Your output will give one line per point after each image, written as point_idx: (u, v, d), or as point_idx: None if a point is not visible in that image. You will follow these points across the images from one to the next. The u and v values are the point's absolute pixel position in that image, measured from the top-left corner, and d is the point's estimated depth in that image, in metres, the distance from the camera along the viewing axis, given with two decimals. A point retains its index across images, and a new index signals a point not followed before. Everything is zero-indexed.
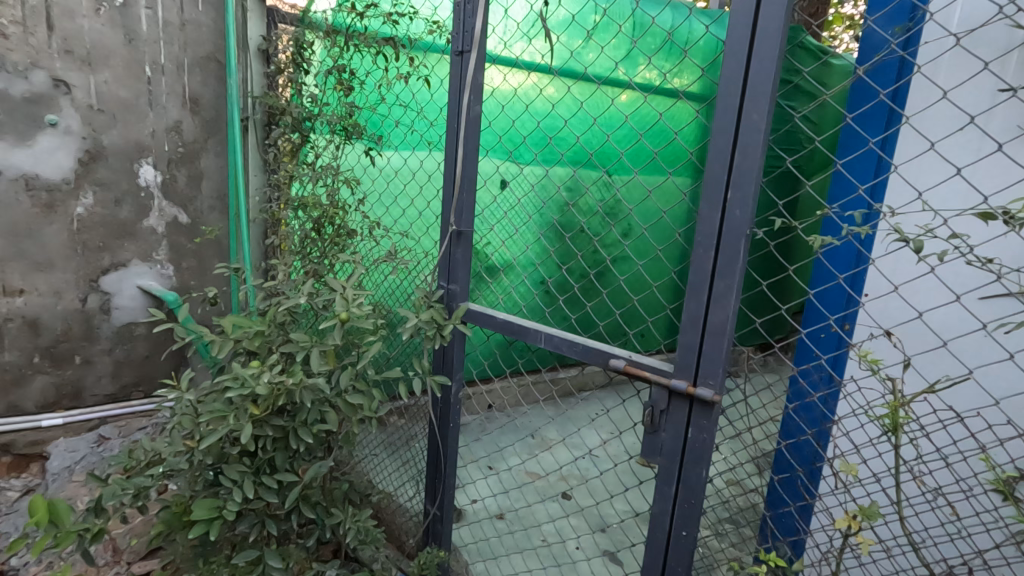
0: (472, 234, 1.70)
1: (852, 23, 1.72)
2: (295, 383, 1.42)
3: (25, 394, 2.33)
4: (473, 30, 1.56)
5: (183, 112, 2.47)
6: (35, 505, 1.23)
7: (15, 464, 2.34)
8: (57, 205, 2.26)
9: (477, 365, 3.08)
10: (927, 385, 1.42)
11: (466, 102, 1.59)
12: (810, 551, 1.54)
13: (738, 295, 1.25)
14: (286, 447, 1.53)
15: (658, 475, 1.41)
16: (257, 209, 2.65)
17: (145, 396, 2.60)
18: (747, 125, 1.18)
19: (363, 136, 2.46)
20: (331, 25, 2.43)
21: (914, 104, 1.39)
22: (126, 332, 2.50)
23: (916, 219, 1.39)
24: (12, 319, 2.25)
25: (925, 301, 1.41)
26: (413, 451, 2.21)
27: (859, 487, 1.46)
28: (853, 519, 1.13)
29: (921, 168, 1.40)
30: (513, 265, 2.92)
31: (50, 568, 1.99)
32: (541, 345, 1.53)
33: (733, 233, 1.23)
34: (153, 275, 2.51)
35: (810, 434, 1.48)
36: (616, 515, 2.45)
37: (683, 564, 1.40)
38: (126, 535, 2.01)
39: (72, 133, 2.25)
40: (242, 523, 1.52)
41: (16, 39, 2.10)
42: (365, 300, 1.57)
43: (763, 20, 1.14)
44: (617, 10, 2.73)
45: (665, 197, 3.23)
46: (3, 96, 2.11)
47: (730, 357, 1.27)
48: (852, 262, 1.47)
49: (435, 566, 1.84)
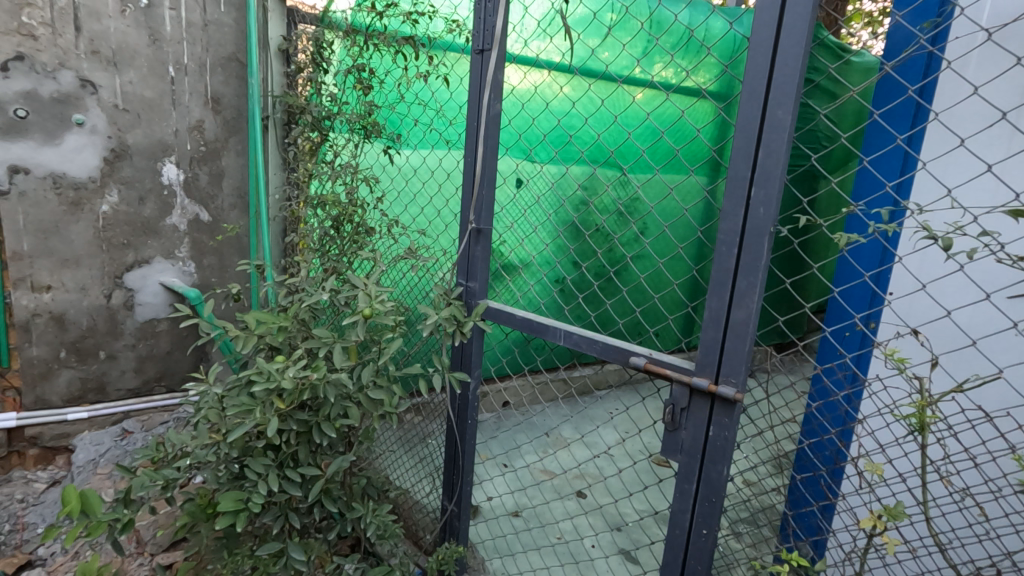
0: (491, 231, 1.71)
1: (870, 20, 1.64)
2: (320, 378, 1.44)
3: (50, 388, 2.37)
4: (494, 29, 1.57)
5: (205, 111, 2.51)
6: (68, 495, 1.26)
7: (42, 456, 2.40)
8: (83, 203, 2.31)
9: (495, 362, 3.10)
10: (955, 385, 1.41)
11: (486, 100, 1.60)
12: (833, 551, 1.54)
13: (761, 293, 1.24)
14: (309, 442, 1.55)
15: (678, 473, 1.40)
16: (277, 207, 2.69)
17: (167, 391, 2.64)
18: (772, 123, 1.18)
19: (382, 135, 2.47)
20: (351, 25, 2.45)
21: (943, 100, 1.38)
22: (148, 328, 2.54)
23: (944, 216, 1.38)
24: (39, 315, 2.29)
25: (952, 300, 1.40)
26: (430, 448, 2.24)
27: (884, 487, 1.45)
28: (879, 519, 1.11)
29: (949, 165, 1.39)
30: (530, 262, 2.93)
31: (77, 558, 2.04)
32: (560, 342, 1.52)
33: (757, 231, 1.22)
34: (175, 272, 2.56)
35: (834, 433, 1.47)
36: (634, 513, 2.44)
37: (704, 563, 1.40)
38: (151, 527, 2.05)
39: (98, 132, 2.29)
40: (266, 515, 1.54)
41: (45, 40, 2.15)
42: (387, 296, 1.57)
43: (789, 18, 1.14)
44: (636, 8, 2.74)
45: (685, 195, 3.22)
46: (32, 97, 2.15)
47: (753, 355, 1.27)
48: (878, 260, 1.48)
49: (453, 561, 1.83)
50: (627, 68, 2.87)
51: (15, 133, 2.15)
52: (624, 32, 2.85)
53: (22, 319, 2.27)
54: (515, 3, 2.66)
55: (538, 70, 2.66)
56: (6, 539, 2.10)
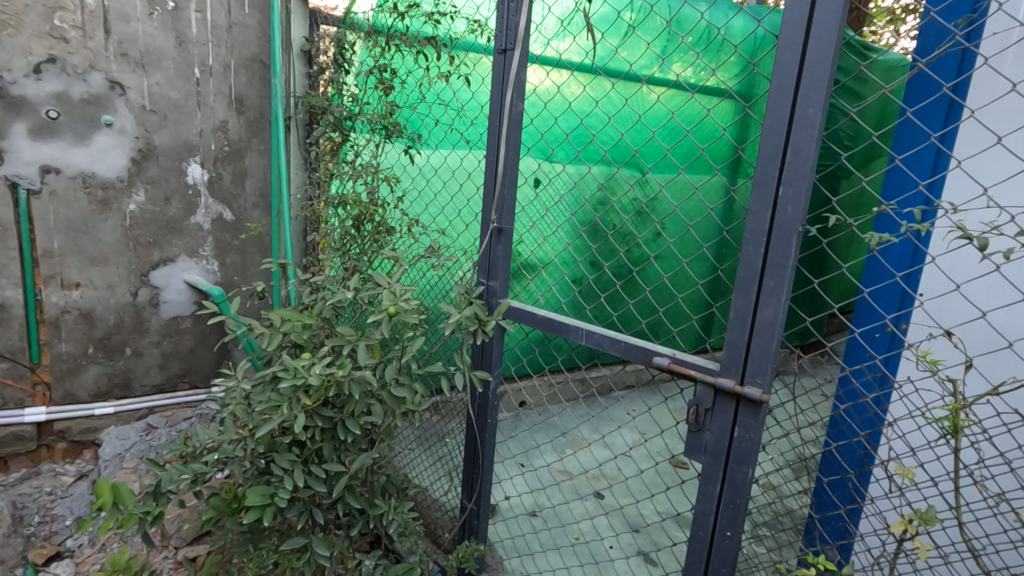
0: (512, 231, 1.70)
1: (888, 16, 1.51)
2: (345, 374, 1.45)
3: (78, 383, 2.41)
4: (517, 28, 1.56)
5: (229, 112, 2.55)
6: (100, 488, 1.30)
7: (70, 450, 2.45)
8: (111, 202, 2.35)
9: (515, 361, 3.12)
10: (989, 388, 1.40)
11: (508, 100, 1.60)
12: (860, 555, 1.52)
13: (789, 293, 1.22)
14: (334, 438, 1.56)
15: (701, 474, 1.39)
16: (298, 207, 2.73)
17: (190, 388, 2.69)
18: (801, 121, 1.16)
19: (403, 135, 2.49)
20: (373, 26, 2.48)
21: (977, 98, 1.37)
22: (172, 325, 2.58)
23: (980, 215, 1.36)
24: (69, 311, 2.34)
25: (987, 301, 1.39)
26: (448, 446, 2.26)
27: (915, 491, 1.43)
28: (910, 523, 1.07)
29: (984, 163, 1.37)
30: (550, 262, 2.96)
31: (104, 551, 2.09)
32: (582, 342, 1.52)
33: (785, 230, 1.20)
34: (199, 271, 2.60)
35: (862, 435, 1.46)
36: (655, 515, 2.44)
37: (727, 564, 1.38)
38: (175, 521, 2.08)
39: (126, 133, 2.33)
40: (291, 510, 1.56)
41: (76, 43, 2.19)
42: (411, 295, 1.58)
43: (819, 15, 1.12)
44: (658, 7, 2.74)
45: (711, 195, 3.22)
46: (64, 98, 2.20)
47: (780, 356, 1.25)
48: (908, 260, 1.45)
49: (474, 559, 1.83)
50: (648, 67, 2.87)
51: (47, 133, 2.19)
52: (646, 31, 2.86)
53: (52, 316, 2.31)
54: (537, 4, 2.67)
55: (560, 70, 2.67)
56: (36, 531, 2.15)
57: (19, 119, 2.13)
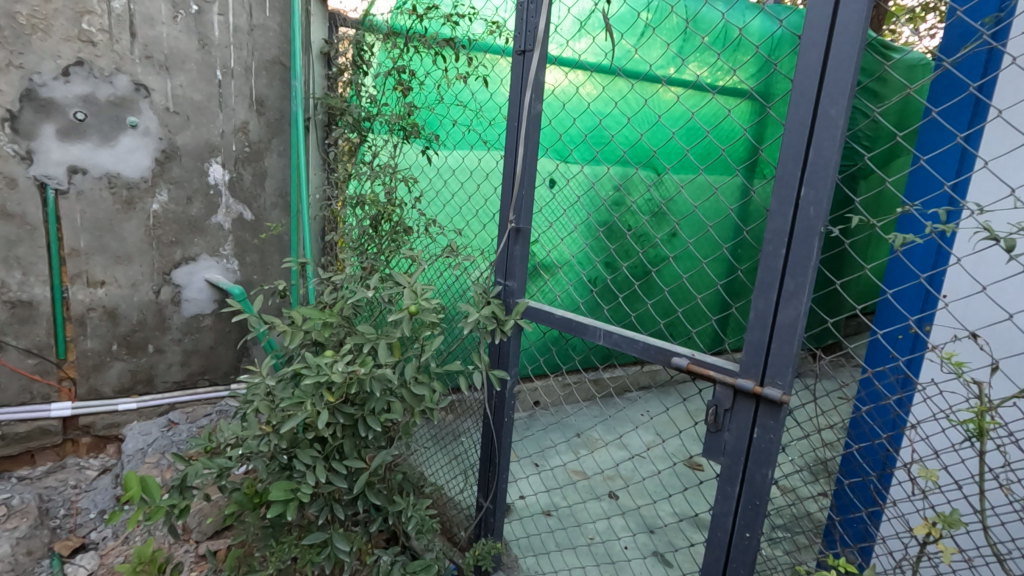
0: (530, 231, 1.71)
1: (912, 16, 1.50)
2: (366, 373, 1.46)
3: (103, 379, 2.47)
4: (536, 29, 1.57)
5: (250, 113, 2.59)
6: (129, 481, 1.33)
7: (94, 445, 2.50)
8: (136, 202, 2.40)
9: (532, 360, 3.14)
10: (1015, 390, 1.39)
11: (527, 100, 1.60)
12: (881, 558, 1.52)
13: (810, 293, 1.22)
14: (355, 436, 1.58)
15: (720, 475, 1.39)
16: (317, 207, 2.76)
17: (210, 384, 2.73)
18: (824, 121, 1.16)
19: (420, 135, 2.52)
20: (392, 28, 2.52)
21: (1004, 99, 1.36)
22: (193, 323, 2.63)
23: (1007, 216, 1.36)
24: (94, 309, 2.39)
25: (1011, 302, 1.38)
26: (463, 445, 2.28)
27: (938, 493, 1.43)
28: (934, 527, 1.04)
29: (1011, 164, 1.36)
30: (568, 261, 2.97)
31: (128, 543, 2.13)
32: (599, 342, 1.52)
33: (806, 231, 1.20)
34: (220, 269, 2.64)
35: (884, 437, 1.46)
36: (672, 515, 2.45)
37: (746, 565, 1.38)
38: (197, 516, 2.12)
39: (150, 134, 2.38)
40: (312, 505, 1.59)
41: (103, 45, 2.24)
42: (431, 295, 1.58)
43: (843, 14, 1.12)
44: (676, 6, 2.76)
45: (730, 195, 3.21)
46: (91, 100, 2.25)
47: (801, 356, 1.25)
48: (931, 261, 1.46)
49: (491, 557, 1.84)
50: (666, 67, 2.89)
51: (75, 134, 2.24)
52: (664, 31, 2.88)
53: (78, 313, 2.37)
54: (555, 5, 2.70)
55: (578, 70, 2.70)
56: (61, 523, 2.19)
57: (48, 121, 2.19)
